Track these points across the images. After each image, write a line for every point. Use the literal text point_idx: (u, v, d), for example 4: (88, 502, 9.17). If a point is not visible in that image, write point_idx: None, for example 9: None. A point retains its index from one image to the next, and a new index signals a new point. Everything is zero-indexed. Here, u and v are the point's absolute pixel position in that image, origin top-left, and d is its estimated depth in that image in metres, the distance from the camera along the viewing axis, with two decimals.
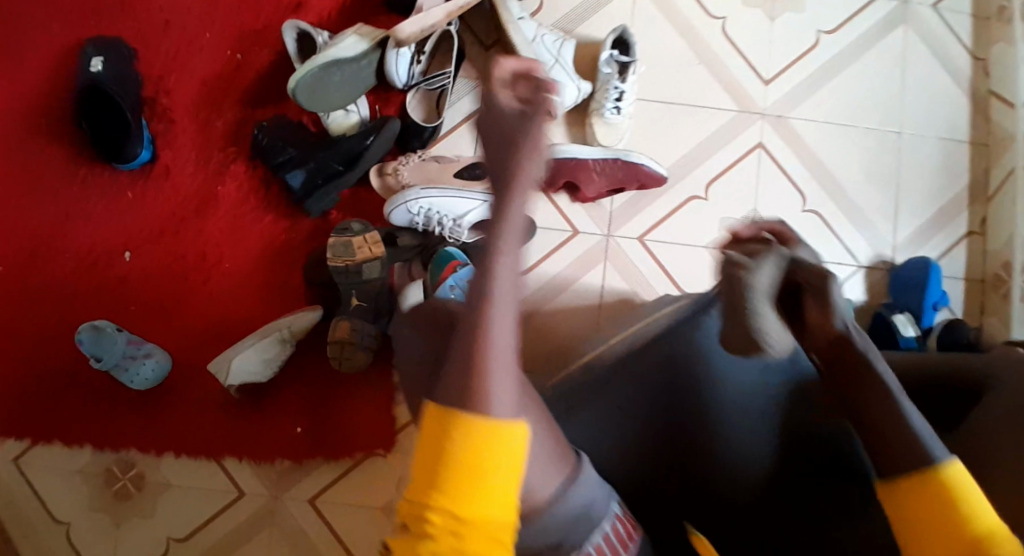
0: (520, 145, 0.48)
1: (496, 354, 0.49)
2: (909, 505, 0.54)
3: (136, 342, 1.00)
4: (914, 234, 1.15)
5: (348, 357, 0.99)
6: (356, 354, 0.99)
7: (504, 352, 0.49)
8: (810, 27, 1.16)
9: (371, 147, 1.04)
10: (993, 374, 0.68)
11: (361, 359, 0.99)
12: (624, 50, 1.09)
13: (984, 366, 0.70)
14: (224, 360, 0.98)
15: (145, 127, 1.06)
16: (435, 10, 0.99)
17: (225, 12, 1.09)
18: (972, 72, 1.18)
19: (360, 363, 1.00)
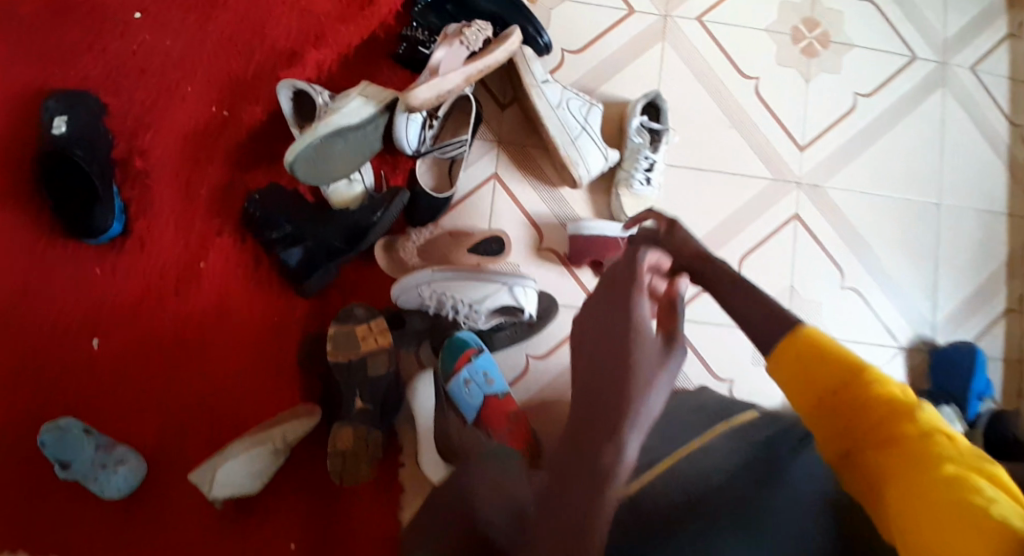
0: (650, 336, 0.56)
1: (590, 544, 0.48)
2: (780, 375, 0.59)
3: (108, 446, 0.86)
4: (952, 312, 1.09)
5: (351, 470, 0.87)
6: (361, 465, 0.88)
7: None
8: (846, 90, 1.08)
9: (378, 224, 0.91)
10: None
11: (364, 472, 0.88)
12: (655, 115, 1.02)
13: None
14: (209, 471, 0.85)
15: (116, 194, 0.92)
16: (453, 75, 0.88)
17: (212, 64, 0.96)
18: (1011, 138, 1.12)
19: (365, 475, 0.88)
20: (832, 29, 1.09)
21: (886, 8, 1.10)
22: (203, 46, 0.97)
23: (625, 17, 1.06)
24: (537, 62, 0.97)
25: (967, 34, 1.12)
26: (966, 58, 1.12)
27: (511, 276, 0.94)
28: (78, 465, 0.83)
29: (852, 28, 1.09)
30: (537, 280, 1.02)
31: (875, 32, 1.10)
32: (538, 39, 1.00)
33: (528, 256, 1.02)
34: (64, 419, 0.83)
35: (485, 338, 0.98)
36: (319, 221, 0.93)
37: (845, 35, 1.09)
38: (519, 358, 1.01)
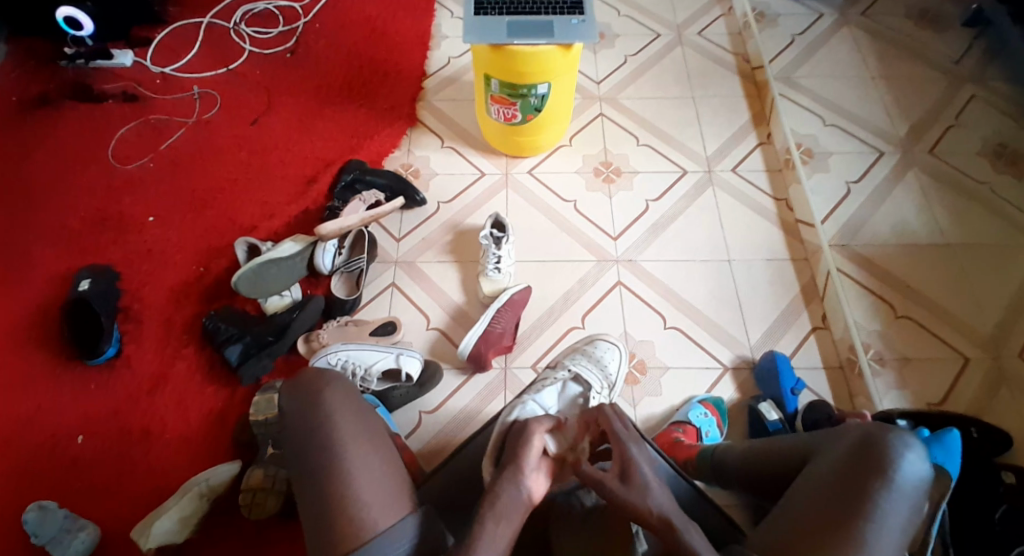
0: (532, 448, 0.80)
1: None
2: None
3: (73, 516, 1.11)
4: (767, 334, 1.35)
5: (259, 503, 1.13)
6: (266, 499, 1.13)
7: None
8: (641, 199, 1.49)
9: (296, 318, 1.29)
10: (810, 445, 0.90)
11: (271, 503, 1.13)
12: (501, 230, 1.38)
13: (806, 441, 0.92)
14: (145, 525, 1.08)
15: (116, 329, 1.30)
16: (352, 217, 1.33)
17: (195, 239, 1.41)
18: (777, 208, 1.49)
19: (270, 509, 1.13)
20: (623, 165, 1.53)
21: (659, 146, 1.55)
22: (189, 228, 1.42)
23: (479, 177, 1.51)
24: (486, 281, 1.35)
25: (724, 150, 1.55)
26: (727, 164, 1.53)
27: (400, 347, 1.25)
28: (45, 534, 1.07)
29: (635, 162, 1.53)
30: (427, 352, 1.32)
31: (655, 162, 1.53)
32: (416, 195, 1.45)
33: (422, 336, 1.34)
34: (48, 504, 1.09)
35: (383, 398, 1.24)
36: (252, 325, 1.30)
37: (632, 167, 1.53)
38: (414, 414, 1.28)
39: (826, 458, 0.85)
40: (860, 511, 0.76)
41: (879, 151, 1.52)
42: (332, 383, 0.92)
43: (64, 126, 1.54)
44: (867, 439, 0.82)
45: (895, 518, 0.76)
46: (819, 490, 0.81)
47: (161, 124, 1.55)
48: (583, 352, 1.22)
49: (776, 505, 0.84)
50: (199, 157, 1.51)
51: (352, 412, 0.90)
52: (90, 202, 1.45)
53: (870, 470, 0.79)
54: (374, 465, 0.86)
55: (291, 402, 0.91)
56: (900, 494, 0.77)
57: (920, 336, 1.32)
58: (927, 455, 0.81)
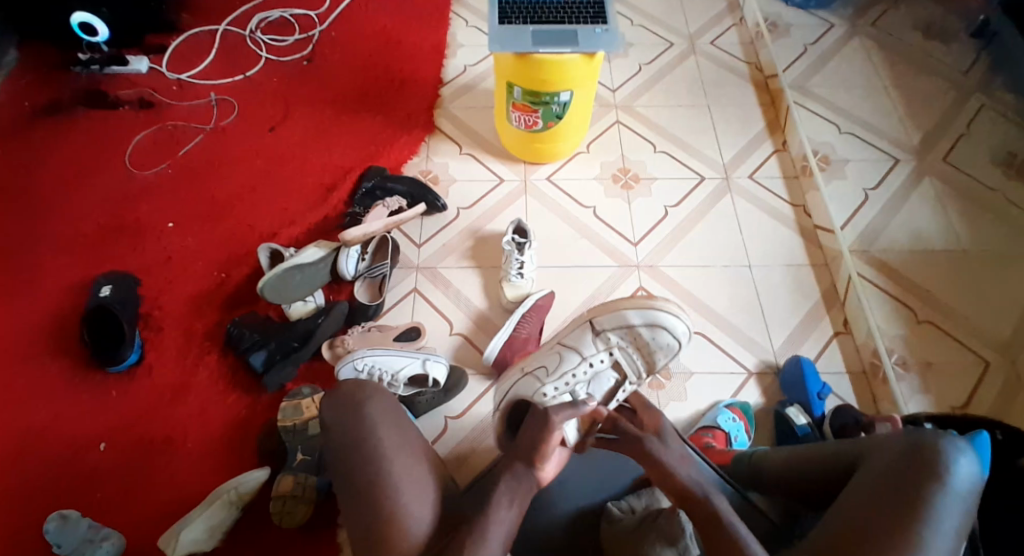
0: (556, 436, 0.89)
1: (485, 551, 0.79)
2: None
3: (95, 526, 1.10)
4: (790, 339, 1.36)
5: (289, 511, 1.13)
6: (296, 508, 1.13)
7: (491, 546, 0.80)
8: (660, 205, 1.49)
9: (321, 324, 1.28)
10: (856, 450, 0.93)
11: (301, 512, 1.13)
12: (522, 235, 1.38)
13: (852, 447, 0.94)
14: (172, 535, 1.07)
15: (137, 335, 1.29)
16: (376, 223, 1.33)
17: (214, 245, 1.40)
18: (795, 214, 1.50)
19: (299, 518, 1.13)
20: (641, 171, 1.54)
21: (677, 154, 1.56)
22: (209, 234, 1.42)
23: (498, 183, 1.51)
24: (508, 288, 1.35)
25: (741, 157, 1.57)
26: (744, 171, 1.55)
27: (426, 352, 1.25)
28: (67, 544, 1.06)
29: (654, 168, 1.54)
30: (452, 359, 1.32)
31: (673, 169, 1.54)
32: (436, 201, 1.45)
33: (446, 342, 1.34)
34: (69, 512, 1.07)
35: (409, 404, 1.25)
36: (277, 333, 1.29)
37: (650, 174, 1.54)
38: (439, 420, 1.28)
39: (876, 463, 0.88)
40: (918, 514, 0.79)
41: (894, 159, 1.54)
42: (372, 396, 0.93)
43: (80, 132, 1.53)
44: (919, 445, 0.86)
45: (949, 518, 0.80)
46: (875, 493, 0.83)
47: (177, 130, 1.54)
48: (633, 332, 1.08)
49: (828, 511, 0.87)
50: (218, 163, 1.50)
51: (393, 425, 0.90)
52: (108, 208, 1.43)
53: (925, 473, 0.82)
54: (417, 475, 0.87)
55: (332, 419, 0.91)
56: (955, 496, 0.81)
57: (942, 343, 1.34)
58: (977, 459, 0.85)
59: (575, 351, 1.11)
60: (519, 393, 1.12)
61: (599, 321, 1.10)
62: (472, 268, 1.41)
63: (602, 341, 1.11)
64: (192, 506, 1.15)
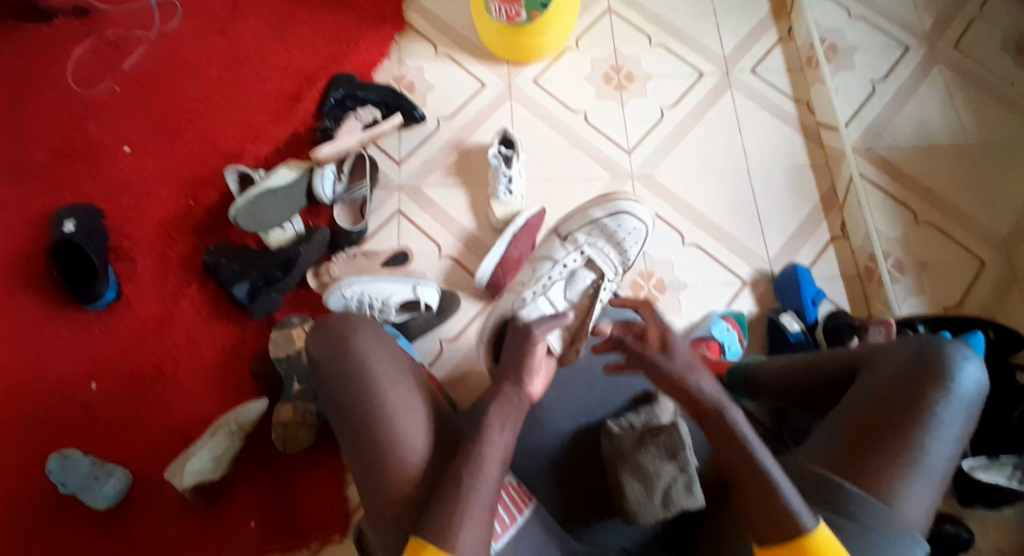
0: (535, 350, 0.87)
1: (481, 479, 0.76)
2: None
3: (99, 462, 1.10)
4: (787, 244, 1.33)
5: (293, 437, 1.13)
6: (299, 433, 1.13)
7: (488, 476, 0.77)
8: (655, 106, 1.40)
9: (303, 253, 1.21)
10: (857, 358, 0.93)
11: (305, 437, 1.13)
12: (510, 148, 1.30)
13: (851, 355, 0.95)
14: (178, 466, 1.09)
15: (110, 271, 1.22)
16: (347, 138, 1.28)
17: (179, 168, 1.30)
18: (798, 111, 1.41)
19: (304, 442, 1.13)
20: (634, 68, 1.42)
21: (674, 46, 1.44)
22: (171, 156, 1.31)
23: (480, 88, 1.39)
24: (496, 207, 1.29)
25: (743, 48, 1.45)
26: (746, 64, 1.44)
27: (415, 277, 1.20)
28: (72, 482, 1.07)
29: (649, 64, 1.42)
30: (442, 282, 1.28)
31: (669, 64, 1.43)
32: (414, 111, 1.34)
33: (434, 265, 1.29)
34: (69, 450, 1.10)
35: (403, 329, 1.22)
36: (258, 261, 1.23)
37: (645, 70, 1.42)
38: (434, 344, 1.26)
39: (879, 371, 0.88)
40: (920, 421, 0.81)
41: (905, 46, 1.43)
42: (361, 330, 0.89)
43: (9, 43, 1.36)
44: (924, 350, 0.86)
45: (952, 422, 0.82)
46: (880, 399, 0.84)
47: (118, 38, 1.38)
48: (600, 226, 1.13)
49: (829, 416, 0.89)
50: (169, 74, 1.36)
51: (388, 356, 0.88)
52: (55, 132, 1.31)
53: (929, 379, 0.83)
54: (416, 404, 0.85)
55: (320, 351, 0.88)
56: (957, 400, 0.83)
57: (939, 241, 1.31)
58: (980, 361, 0.86)
59: (547, 259, 1.14)
60: (500, 310, 1.10)
61: (564, 227, 1.15)
62: (457, 183, 1.33)
63: (571, 244, 1.14)
64: (192, 441, 1.15)
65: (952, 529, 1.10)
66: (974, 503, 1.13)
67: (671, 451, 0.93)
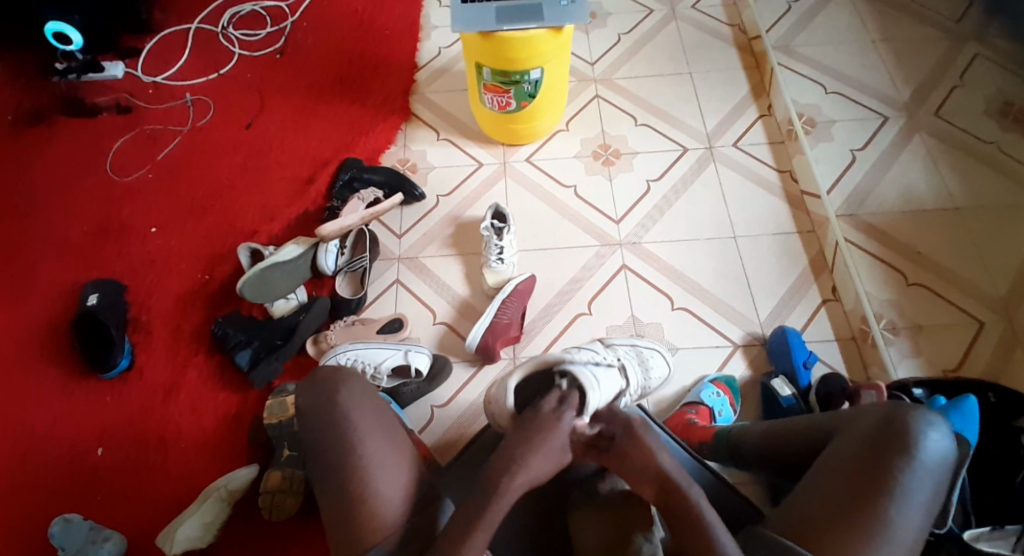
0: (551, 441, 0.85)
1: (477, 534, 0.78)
2: None
3: (97, 527, 1.14)
4: (777, 308, 1.34)
5: (280, 504, 1.15)
6: (286, 500, 1.15)
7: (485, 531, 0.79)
8: (642, 179, 1.47)
9: (303, 321, 1.30)
10: (826, 425, 0.92)
11: (291, 505, 1.15)
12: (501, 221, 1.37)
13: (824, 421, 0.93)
14: (169, 533, 1.12)
15: (127, 340, 1.31)
16: (352, 217, 1.33)
17: (198, 245, 1.42)
18: (781, 180, 1.47)
19: (290, 510, 1.16)
20: (622, 146, 1.51)
21: (659, 125, 1.53)
22: (192, 235, 1.43)
23: (476, 168, 1.50)
24: (489, 274, 1.35)
25: (725, 125, 1.54)
26: (729, 140, 1.52)
27: (408, 344, 1.26)
28: (71, 546, 1.10)
29: (634, 142, 1.52)
30: (436, 349, 1.32)
31: (655, 141, 1.52)
32: (414, 190, 1.44)
33: (429, 331, 1.34)
34: (73, 515, 1.12)
35: (394, 395, 1.25)
36: (262, 329, 1.31)
37: (632, 147, 1.51)
38: (426, 410, 1.28)
39: (846, 439, 0.86)
40: (884, 490, 0.79)
41: (883, 118, 1.48)
42: (348, 380, 0.93)
43: (60, 141, 1.54)
44: (892, 418, 0.84)
45: (918, 493, 0.80)
46: (845, 467, 0.83)
47: (155, 133, 1.55)
48: (639, 350, 1.21)
49: (798, 484, 0.87)
50: (197, 162, 1.51)
51: (368, 409, 0.90)
52: (93, 215, 1.45)
53: (895, 449, 0.82)
54: (394, 459, 0.86)
55: (307, 405, 0.91)
56: (923, 471, 0.81)
57: (933, 304, 1.30)
58: (949, 433, 0.84)
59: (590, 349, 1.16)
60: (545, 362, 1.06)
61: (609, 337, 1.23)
62: (453, 253, 1.41)
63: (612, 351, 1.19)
64: (188, 503, 1.19)
65: None
66: None
67: (647, 535, 0.88)
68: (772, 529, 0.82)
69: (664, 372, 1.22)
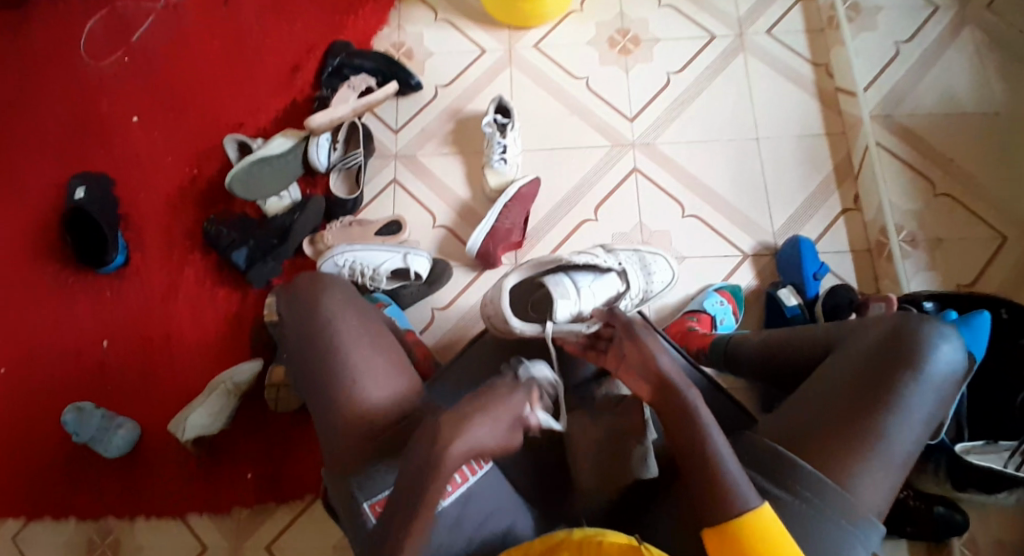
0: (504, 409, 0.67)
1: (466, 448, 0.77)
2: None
3: (109, 416, 1.17)
4: (793, 218, 1.27)
5: (284, 398, 1.17)
6: (289, 395, 1.17)
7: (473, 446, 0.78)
8: (661, 71, 1.35)
9: (297, 221, 1.25)
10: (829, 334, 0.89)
11: (295, 399, 1.17)
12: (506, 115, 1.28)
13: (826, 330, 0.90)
14: (180, 421, 1.14)
15: (120, 237, 1.28)
16: (343, 108, 1.26)
17: (185, 137, 1.34)
18: (815, 75, 1.34)
19: (294, 403, 1.18)
20: (641, 31, 1.37)
21: (683, 8, 1.39)
22: (179, 126, 1.35)
23: (481, 54, 1.37)
24: (490, 174, 1.27)
25: (758, 9, 1.38)
26: (760, 27, 1.37)
27: (407, 247, 1.21)
28: (85, 432, 1.14)
29: (655, 27, 1.37)
30: (434, 252, 1.28)
31: (677, 27, 1.37)
32: (411, 80, 1.34)
33: (429, 235, 1.29)
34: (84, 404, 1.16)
35: (394, 297, 1.23)
36: (255, 229, 1.26)
37: (652, 34, 1.37)
38: (426, 312, 1.26)
39: (849, 348, 0.83)
40: (883, 399, 0.77)
41: (934, 6, 1.36)
42: (328, 287, 0.90)
43: (29, 20, 1.43)
44: (899, 328, 0.81)
45: (921, 406, 0.77)
46: (847, 378, 0.80)
47: (128, 12, 1.43)
48: (641, 255, 1.18)
49: (795, 391, 0.85)
50: (177, 44, 1.39)
51: (350, 314, 0.88)
52: (73, 103, 1.37)
53: (900, 361, 0.78)
54: (380, 363, 0.85)
55: (288, 311, 0.89)
56: (929, 384, 0.78)
57: (958, 214, 1.23)
58: (959, 345, 0.80)
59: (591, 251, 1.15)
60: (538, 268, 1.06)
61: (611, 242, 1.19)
62: (454, 150, 1.33)
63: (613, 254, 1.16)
64: (193, 397, 1.20)
65: (945, 512, 1.06)
66: (966, 489, 1.01)
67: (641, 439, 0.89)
68: (767, 437, 0.80)
69: (666, 278, 1.18)
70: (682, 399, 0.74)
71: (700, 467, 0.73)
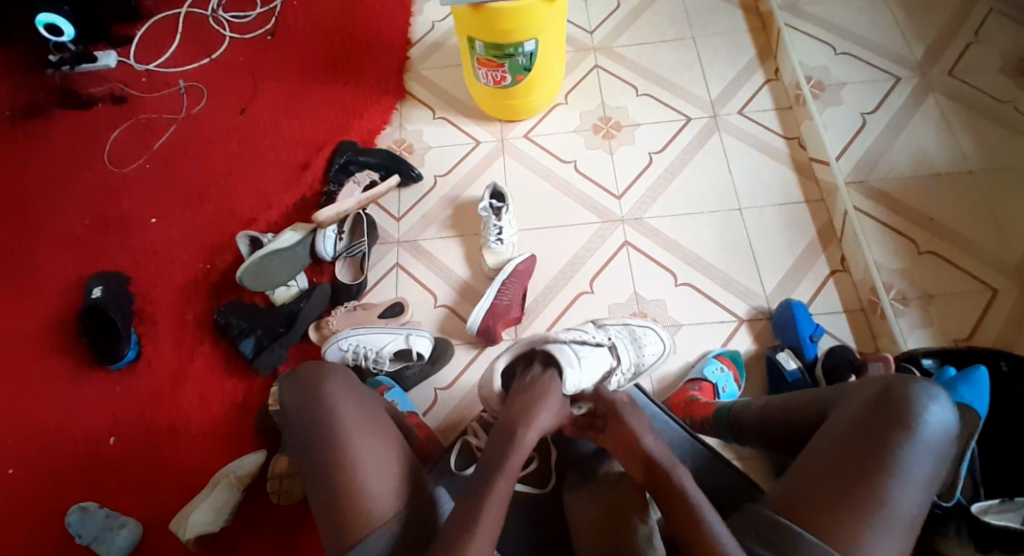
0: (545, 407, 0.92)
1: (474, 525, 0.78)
2: None
3: (113, 514, 1.17)
4: (783, 281, 1.30)
5: (287, 489, 1.17)
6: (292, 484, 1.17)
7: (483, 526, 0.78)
8: (643, 152, 1.44)
9: (303, 308, 1.29)
10: (824, 400, 0.89)
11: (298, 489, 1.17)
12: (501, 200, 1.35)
13: (820, 395, 0.90)
14: (182, 518, 1.14)
15: (133, 332, 1.33)
16: (348, 200, 1.33)
17: (198, 235, 1.42)
18: (789, 148, 1.42)
19: (296, 493, 1.18)
20: (622, 118, 1.48)
21: (661, 95, 1.49)
22: (192, 225, 1.43)
23: (475, 146, 1.47)
24: (489, 252, 1.32)
25: (730, 91, 1.49)
26: (733, 107, 1.47)
27: (409, 328, 1.25)
28: (88, 533, 1.14)
29: (636, 113, 1.48)
30: (437, 331, 1.32)
31: (655, 111, 1.48)
32: (411, 171, 1.43)
33: (430, 315, 1.33)
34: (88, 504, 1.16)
35: (398, 379, 1.25)
36: (264, 317, 1.30)
37: (632, 119, 1.47)
38: (429, 392, 1.27)
39: (843, 412, 0.83)
40: (882, 462, 0.76)
41: (895, 77, 1.45)
42: (332, 375, 0.93)
43: (57, 134, 1.54)
44: (890, 389, 0.81)
45: (919, 469, 0.77)
46: (842, 440, 0.80)
47: (151, 123, 1.55)
48: (631, 329, 1.19)
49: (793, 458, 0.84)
50: (193, 150, 1.50)
51: (352, 400, 0.90)
52: (94, 208, 1.46)
53: (894, 422, 0.78)
54: (381, 449, 0.86)
55: (290, 399, 0.91)
56: (924, 446, 0.78)
57: (943, 274, 1.26)
58: (950, 405, 0.80)
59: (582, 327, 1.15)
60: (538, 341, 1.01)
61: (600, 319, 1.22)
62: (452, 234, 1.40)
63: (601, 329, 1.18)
64: (198, 490, 1.21)
65: None
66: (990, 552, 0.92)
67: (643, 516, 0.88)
68: (768, 504, 0.79)
69: (658, 350, 1.18)
70: (670, 481, 0.80)
71: (699, 534, 0.75)
